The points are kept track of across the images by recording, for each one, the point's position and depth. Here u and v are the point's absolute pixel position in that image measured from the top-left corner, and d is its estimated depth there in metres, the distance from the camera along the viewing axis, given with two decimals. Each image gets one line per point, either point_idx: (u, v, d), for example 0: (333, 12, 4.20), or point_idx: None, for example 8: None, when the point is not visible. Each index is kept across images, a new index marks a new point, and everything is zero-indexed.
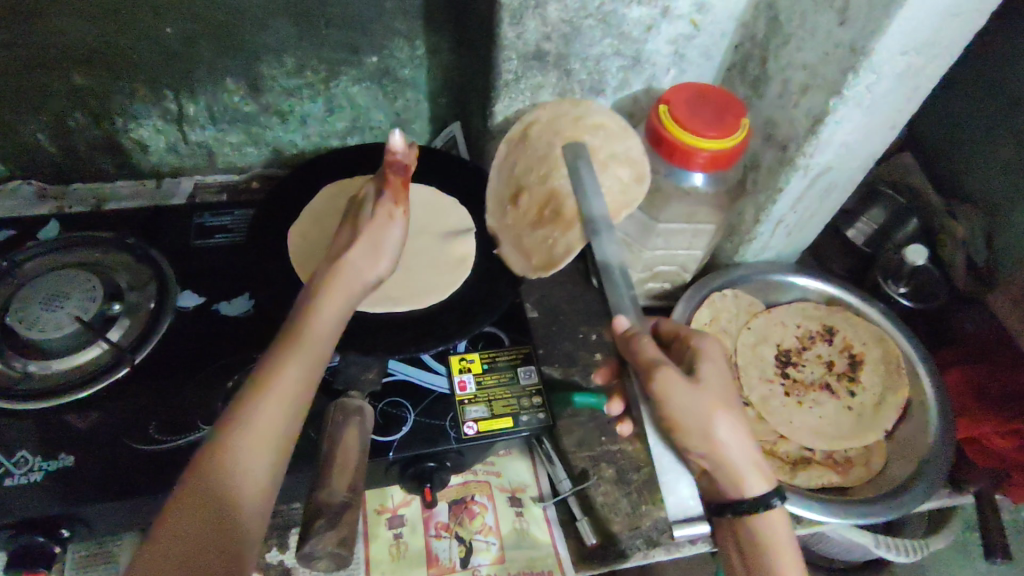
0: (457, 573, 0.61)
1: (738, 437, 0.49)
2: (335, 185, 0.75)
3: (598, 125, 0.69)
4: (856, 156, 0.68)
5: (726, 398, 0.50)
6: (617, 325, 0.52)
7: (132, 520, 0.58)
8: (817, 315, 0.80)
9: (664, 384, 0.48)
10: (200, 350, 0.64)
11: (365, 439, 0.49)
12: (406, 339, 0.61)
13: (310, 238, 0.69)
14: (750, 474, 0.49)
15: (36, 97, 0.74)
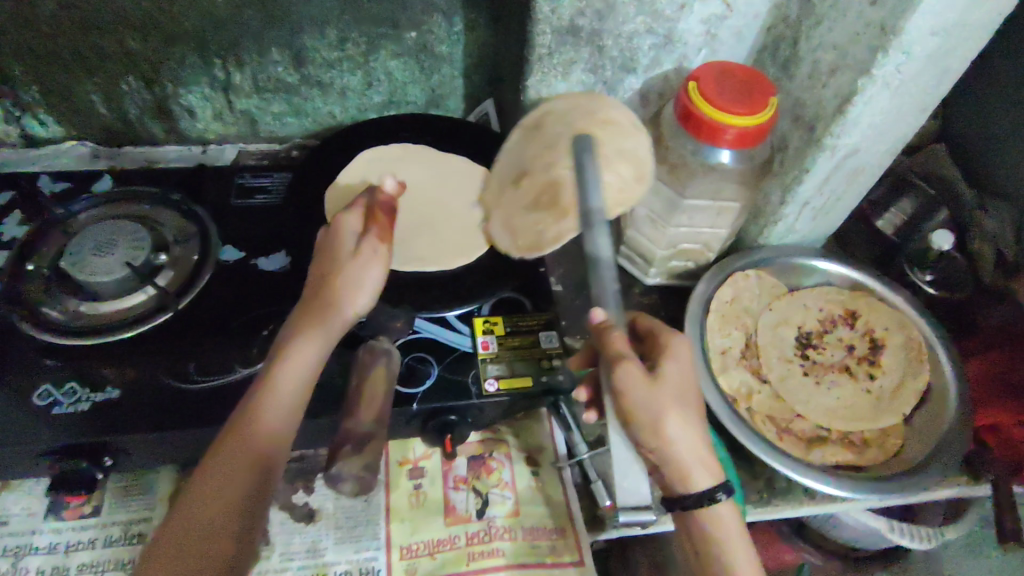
0: (473, 523, 0.63)
1: (685, 432, 0.54)
2: (371, 151, 0.79)
3: (611, 119, 0.65)
4: (883, 138, 0.69)
5: (678, 398, 0.55)
6: (590, 315, 0.58)
7: (168, 454, 0.61)
8: (840, 300, 0.80)
9: (626, 377, 0.54)
10: (238, 300, 0.67)
11: (388, 381, 0.59)
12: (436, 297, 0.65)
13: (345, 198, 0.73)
14: (697, 469, 0.53)
15: (93, 59, 0.79)
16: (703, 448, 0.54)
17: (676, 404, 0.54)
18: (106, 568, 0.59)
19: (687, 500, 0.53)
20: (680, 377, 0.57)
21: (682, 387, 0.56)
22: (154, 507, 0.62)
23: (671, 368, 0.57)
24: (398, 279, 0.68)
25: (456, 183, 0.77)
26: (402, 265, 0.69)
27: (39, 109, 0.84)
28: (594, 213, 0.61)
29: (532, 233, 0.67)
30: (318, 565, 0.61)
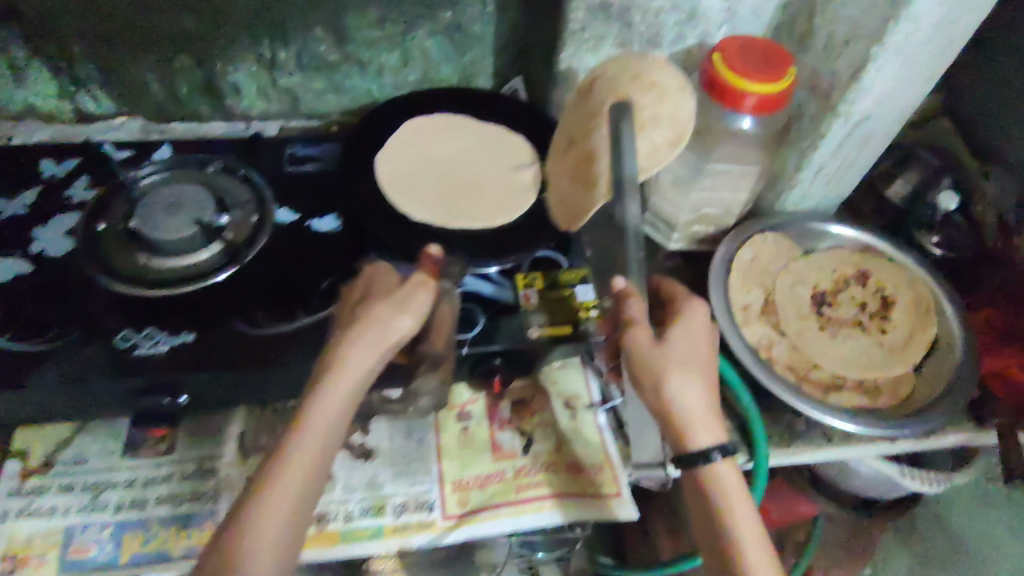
0: (519, 458, 0.69)
1: (687, 397, 0.61)
2: (417, 123, 0.85)
3: (656, 83, 0.69)
4: (893, 105, 0.74)
5: (683, 365, 0.62)
6: (613, 283, 0.63)
7: (237, 397, 0.66)
8: (852, 261, 0.86)
9: (635, 342, 0.62)
10: (297, 255, 0.72)
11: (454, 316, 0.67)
12: (483, 251, 0.71)
13: (397, 164, 0.79)
14: (698, 430, 0.60)
15: (148, 37, 0.84)
16: (705, 412, 0.61)
17: (683, 371, 0.61)
18: (182, 500, 0.64)
19: (685, 457, 0.60)
20: (688, 346, 0.64)
21: (690, 356, 0.63)
22: (224, 446, 0.67)
23: (680, 338, 0.64)
24: (444, 233, 0.73)
25: (498, 152, 0.83)
26: (448, 220, 0.74)
27: (94, 85, 0.89)
28: (626, 180, 0.65)
29: (574, 198, 0.72)
30: (378, 497, 0.66)
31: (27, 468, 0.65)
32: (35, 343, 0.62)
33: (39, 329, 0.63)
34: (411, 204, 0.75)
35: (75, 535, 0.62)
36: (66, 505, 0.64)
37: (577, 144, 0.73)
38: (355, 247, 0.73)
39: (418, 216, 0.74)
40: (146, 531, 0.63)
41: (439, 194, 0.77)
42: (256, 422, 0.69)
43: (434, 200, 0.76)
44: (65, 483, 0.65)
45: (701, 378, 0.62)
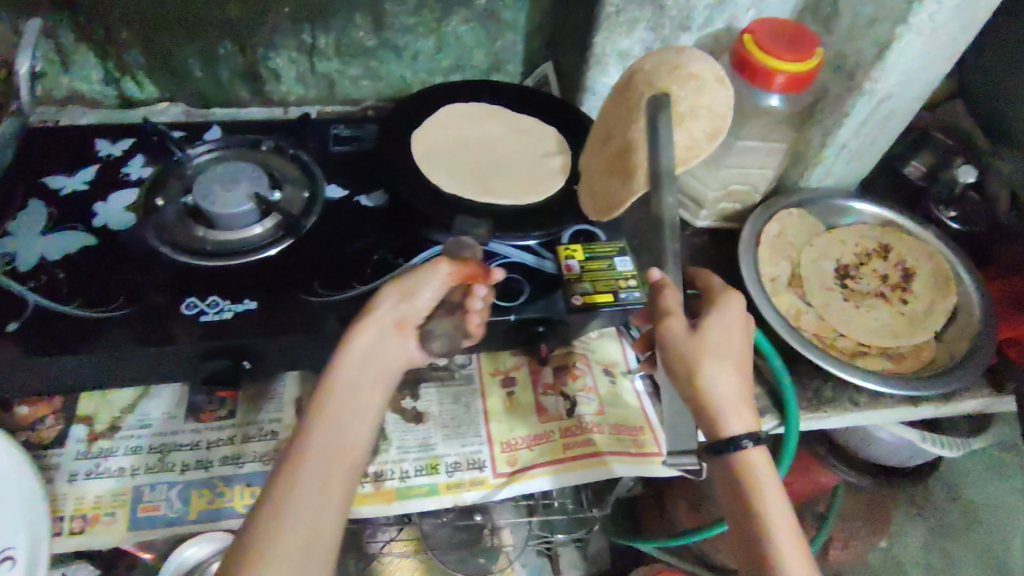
0: (565, 420, 0.72)
1: (720, 387, 0.58)
2: (449, 109, 0.88)
3: (697, 75, 0.68)
4: (915, 84, 0.78)
5: (720, 353, 0.59)
6: (650, 273, 0.62)
7: (296, 362, 0.69)
8: (873, 236, 0.89)
9: (670, 330, 0.60)
10: (348, 229, 0.75)
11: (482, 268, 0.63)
12: (520, 225, 0.75)
13: (431, 145, 0.82)
14: (731, 418, 0.58)
15: (193, 23, 0.87)
16: (740, 401, 0.59)
17: (718, 360, 0.59)
18: (247, 459, 0.68)
19: (715, 443, 0.58)
20: (724, 334, 0.61)
21: (726, 344, 0.61)
22: (283, 410, 0.71)
23: (718, 326, 0.61)
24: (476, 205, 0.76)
25: (531, 136, 0.87)
26: (476, 193, 0.77)
27: (139, 71, 0.92)
28: (662, 172, 0.64)
29: (610, 191, 0.72)
30: (431, 456, 0.69)
31: (94, 432, 0.68)
32: (103, 310, 0.65)
33: (106, 297, 0.66)
34: (445, 179, 0.78)
35: (144, 495, 0.65)
36: (133, 466, 0.66)
37: (619, 140, 0.71)
38: (404, 220, 0.77)
39: (449, 188, 0.77)
40: (213, 490, 0.66)
41: (471, 170, 0.81)
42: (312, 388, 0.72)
43: (467, 175, 0.80)
44: (131, 445, 0.68)
45: (736, 366, 0.60)
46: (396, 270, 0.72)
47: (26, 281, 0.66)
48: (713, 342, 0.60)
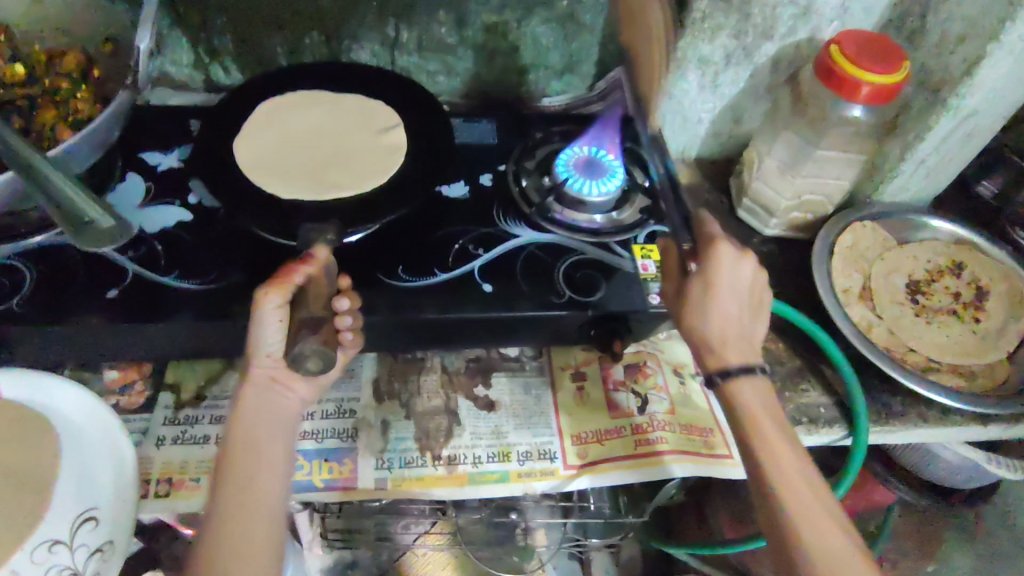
0: (636, 416, 0.72)
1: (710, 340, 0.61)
2: (295, 98, 0.80)
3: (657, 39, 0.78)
4: (1002, 101, 0.77)
5: (693, 304, 0.61)
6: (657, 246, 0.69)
7: (376, 344, 0.71)
8: (947, 253, 0.88)
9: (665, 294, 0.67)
10: (283, 209, 0.67)
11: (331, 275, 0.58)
12: (361, 212, 0.68)
13: (259, 141, 0.74)
14: (711, 360, 0.61)
15: (286, 14, 0.90)
16: (710, 345, 0.61)
17: (691, 311, 0.62)
18: (325, 436, 0.69)
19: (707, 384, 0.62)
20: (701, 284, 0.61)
21: (699, 296, 0.61)
22: (361, 389, 0.72)
23: (695, 278, 0.61)
24: (328, 205, 0.69)
25: (343, 121, 0.78)
26: (318, 195, 0.70)
27: (228, 57, 0.95)
28: None
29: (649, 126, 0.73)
30: (504, 444, 0.70)
31: (181, 400, 0.70)
32: (201, 282, 0.67)
33: (202, 270, 0.68)
34: (275, 182, 0.70)
35: None
36: (218, 435, 0.69)
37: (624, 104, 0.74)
38: (485, 212, 0.79)
39: (283, 192, 0.69)
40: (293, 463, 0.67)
41: (300, 167, 0.73)
42: (388, 370, 0.73)
43: (299, 173, 0.72)
44: (216, 415, 0.70)
45: (711, 314, 0.61)
46: (477, 260, 0.73)
47: (127, 251, 0.69)
48: (691, 298, 0.62)
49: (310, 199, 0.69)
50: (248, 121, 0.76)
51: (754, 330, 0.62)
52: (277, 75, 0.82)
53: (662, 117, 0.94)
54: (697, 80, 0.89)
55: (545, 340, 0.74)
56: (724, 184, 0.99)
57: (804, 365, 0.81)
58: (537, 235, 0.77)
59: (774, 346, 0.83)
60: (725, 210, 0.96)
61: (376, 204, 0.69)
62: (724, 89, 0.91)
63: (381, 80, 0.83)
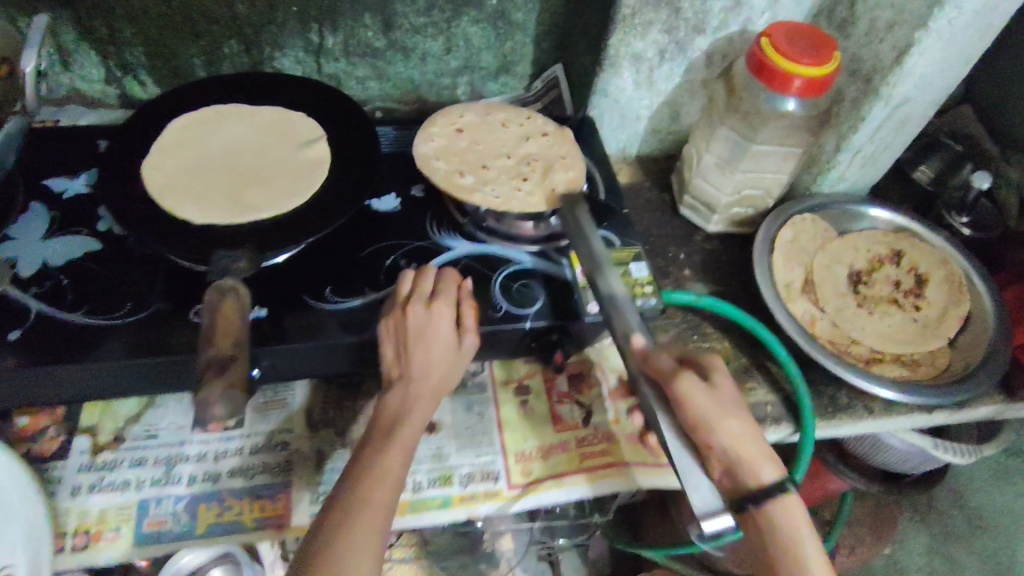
0: (581, 429, 0.70)
1: (742, 440, 0.58)
2: (207, 111, 0.75)
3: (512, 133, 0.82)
4: (932, 89, 0.77)
5: (733, 407, 0.59)
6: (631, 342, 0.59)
7: (306, 370, 0.68)
8: (886, 241, 0.88)
9: (688, 390, 0.57)
10: (195, 235, 0.63)
11: (245, 309, 0.52)
12: (282, 236, 0.64)
13: (166, 161, 0.69)
14: (763, 464, 0.58)
15: (200, 23, 0.85)
16: (758, 446, 0.58)
17: (732, 412, 0.58)
18: (256, 471, 0.65)
19: (760, 493, 0.57)
20: (727, 388, 0.60)
21: (735, 398, 0.60)
22: (292, 419, 0.68)
23: (723, 382, 0.60)
24: (244, 230, 0.65)
25: (261, 135, 0.73)
26: (231, 219, 0.65)
27: (141, 71, 0.90)
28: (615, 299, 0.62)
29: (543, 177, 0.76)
30: (445, 467, 0.68)
31: (97, 443, 0.66)
32: (111, 316, 0.62)
33: (113, 304, 0.64)
34: (184, 206, 0.65)
35: (151, 509, 0.63)
36: (139, 479, 0.65)
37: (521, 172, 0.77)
38: (418, 224, 0.76)
39: (193, 218, 0.65)
40: (222, 503, 0.63)
41: (212, 189, 0.68)
42: (321, 397, 0.70)
43: (210, 196, 0.67)
44: (137, 457, 0.66)
45: (745, 417, 0.59)
46: None
47: (29, 287, 0.64)
48: (729, 399, 0.59)
49: (225, 225, 0.65)
50: (159, 139, 0.71)
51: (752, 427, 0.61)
52: (197, 88, 0.77)
53: (599, 116, 0.92)
54: (632, 78, 0.87)
55: (484, 355, 0.72)
56: (666, 181, 0.98)
57: (750, 363, 0.80)
58: (472, 247, 0.74)
59: (721, 346, 0.82)
60: (668, 208, 0.95)
61: (297, 224, 0.66)
62: (660, 86, 0.89)
63: (304, 89, 0.79)
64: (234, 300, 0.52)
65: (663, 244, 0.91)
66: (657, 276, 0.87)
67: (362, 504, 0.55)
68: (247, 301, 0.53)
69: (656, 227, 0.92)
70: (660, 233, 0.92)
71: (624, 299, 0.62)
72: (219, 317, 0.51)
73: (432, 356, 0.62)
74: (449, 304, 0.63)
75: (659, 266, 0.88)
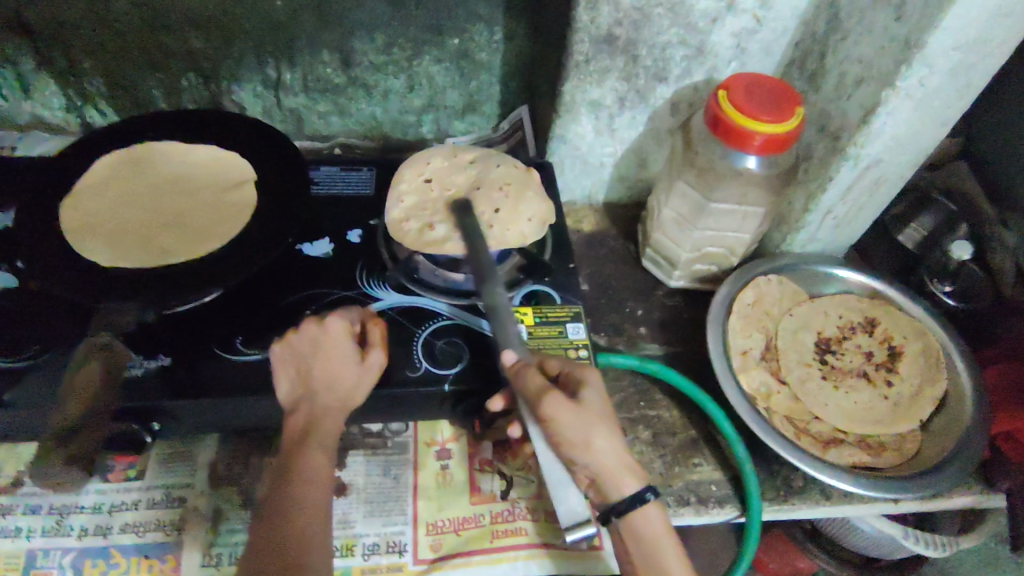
0: (498, 503, 0.66)
1: (603, 456, 0.52)
2: (140, 151, 0.74)
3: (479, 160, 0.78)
4: (906, 149, 0.70)
5: (604, 417, 0.53)
6: (504, 358, 0.58)
7: (211, 424, 0.65)
8: (860, 308, 0.82)
9: (555, 412, 0.52)
10: (96, 277, 0.61)
11: (110, 368, 0.61)
12: (185, 283, 0.62)
13: (87, 203, 0.68)
14: (626, 476, 0.53)
15: (156, 56, 0.84)
16: (622, 461, 0.53)
17: (599, 426, 0.52)
18: (147, 528, 0.63)
19: (620, 506, 0.52)
20: (595, 399, 0.55)
21: (604, 409, 0.54)
22: (195, 473, 0.66)
23: (592, 394, 0.55)
24: (151, 272, 0.62)
25: (191, 179, 0.73)
26: (142, 263, 0.64)
27: (101, 100, 0.89)
28: (500, 308, 0.63)
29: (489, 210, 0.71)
30: (348, 536, 0.63)
31: None
32: (12, 360, 0.61)
33: (17, 347, 0.63)
34: (93, 247, 0.64)
35: (37, 560, 0.61)
36: (30, 527, 0.62)
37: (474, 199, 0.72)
38: (348, 272, 0.73)
39: (101, 259, 0.63)
40: (108, 560, 0.61)
41: (130, 232, 0.67)
42: (229, 452, 0.67)
43: (125, 239, 0.66)
44: (31, 504, 0.63)
45: (616, 427, 0.54)
46: None
47: None
48: (593, 411, 0.53)
49: (133, 267, 0.63)
50: (85, 178, 0.71)
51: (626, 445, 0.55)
52: (136, 122, 0.77)
53: (559, 161, 0.88)
54: (591, 125, 0.83)
55: (404, 415, 0.68)
56: (631, 231, 0.93)
57: (698, 436, 0.75)
58: (403, 299, 0.71)
59: (668, 415, 0.77)
60: (631, 259, 0.90)
61: (205, 269, 0.63)
62: (623, 133, 0.85)
63: (243, 128, 0.78)
64: (98, 362, 0.61)
65: (619, 298, 0.86)
66: (609, 334, 0.82)
67: (279, 524, 0.55)
68: (120, 357, 0.62)
69: (615, 279, 0.87)
70: (618, 285, 0.87)
71: (505, 311, 0.62)
72: (81, 375, 0.60)
73: (338, 371, 0.60)
74: (347, 319, 0.63)
75: (612, 322, 0.83)
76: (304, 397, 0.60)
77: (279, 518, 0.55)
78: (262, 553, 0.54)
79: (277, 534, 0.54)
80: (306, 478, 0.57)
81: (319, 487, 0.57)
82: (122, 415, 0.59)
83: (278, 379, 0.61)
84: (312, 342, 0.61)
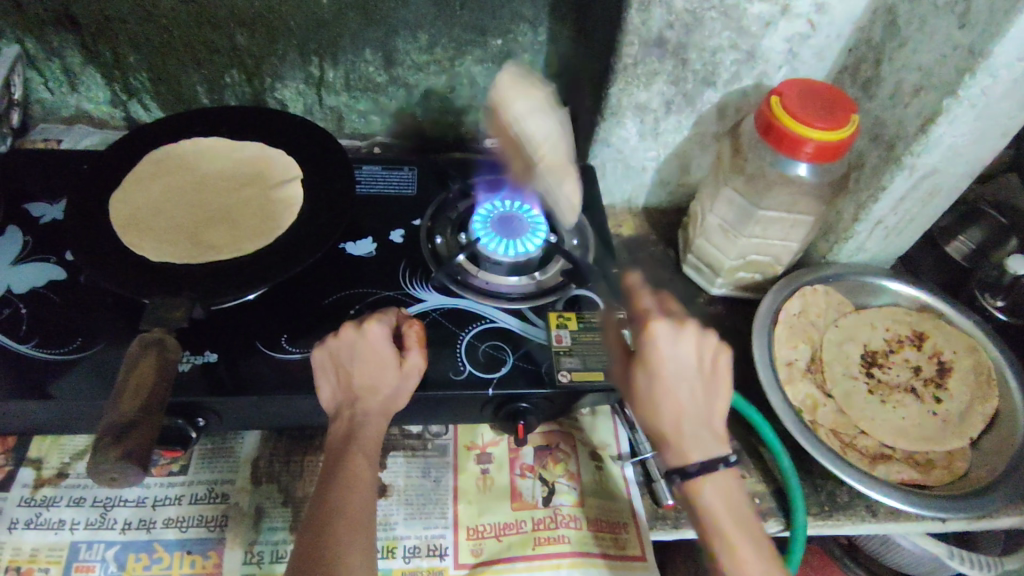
0: (539, 509, 0.65)
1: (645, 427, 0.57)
2: (189, 147, 0.75)
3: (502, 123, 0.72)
4: (963, 159, 0.68)
5: (649, 393, 0.56)
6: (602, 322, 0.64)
7: (253, 420, 0.64)
8: (907, 320, 0.81)
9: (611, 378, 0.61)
10: (147, 271, 0.61)
11: (164, 364, 0.53)
12: (234, 281, 0.62)
13: (134, 198, 0.69)
14: (668, 451, 0.56)
15: (202, 53, 0.85)
16: (670, 436, 0.56)
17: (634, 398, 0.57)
18: (190, 524, 0.63)
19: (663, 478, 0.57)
20: (677, 357, 0.56)
21: (651, 385, 0.56)
22: (238, 469, 0.66)
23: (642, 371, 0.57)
24: (200, 270, 0.63)
25: (236, 175, 0.73)
26: (190, 258, 0.64)
27: (145, 95, 0.90)
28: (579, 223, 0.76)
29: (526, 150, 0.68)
30: (389, 537, 0.63)
31: (41, 477, 0.64)
32: (59, 352, 0.62)
33: (64, 338, 0.63)
34: (143, 241, 0.64)
35: (80, 553, 0.61)
36: (74, 519, 0.62)
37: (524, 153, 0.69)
38: (391, 272, 0.73)
39: (150, 253, 0.63)
40: (151, 555, 0.61)
41: (178, 228, 0.67)
42: (271, 449, 0.67)
43: (174, 234, 0.66)
44: (76, 496, 0.64)
45: (669, 405, 0.55)
46: None
47: None
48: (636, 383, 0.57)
49: (182, 264, 0.63)
50: (133, 172, 0.71)
51: (691, 424, 0.56)
52: (182, 119, 0.77)
53: (602, 165, 0.87)
54: (635, 129, 0.82)
55: (445, 418, 0.67)
56: (672, 236, 0.92)
57: (740, 448, 0.73)
58: (445, 301, 0.71)
59: None
60: (671, 265, 0.89)
61: (254, 266, 0.63)
62: (667, 138, 0.83)
63: (289, 125, 0.78)
64: (154, 356, 0.53)
65: None
66: None
67: (325, 524, 0.54)
68: (171, 355, 0.54)
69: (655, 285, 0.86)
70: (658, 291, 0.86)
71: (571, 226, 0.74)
72: (135, 372, 0.52)
73: (378, 380, 0.60)
74: (385, 325, 0.62)
75: None
76: (348, 404, 0.60)
77: (324, 521, 0.55)
78: (306, 555, 0.53)
79: (326, 533, 0.54)
80: (352, 481, 0.57)
81: (360, 489, 0.57)
82: (169, 409, 0.59)
83: (320, 387, 0.61)
84: (352, 348, 0.60)
